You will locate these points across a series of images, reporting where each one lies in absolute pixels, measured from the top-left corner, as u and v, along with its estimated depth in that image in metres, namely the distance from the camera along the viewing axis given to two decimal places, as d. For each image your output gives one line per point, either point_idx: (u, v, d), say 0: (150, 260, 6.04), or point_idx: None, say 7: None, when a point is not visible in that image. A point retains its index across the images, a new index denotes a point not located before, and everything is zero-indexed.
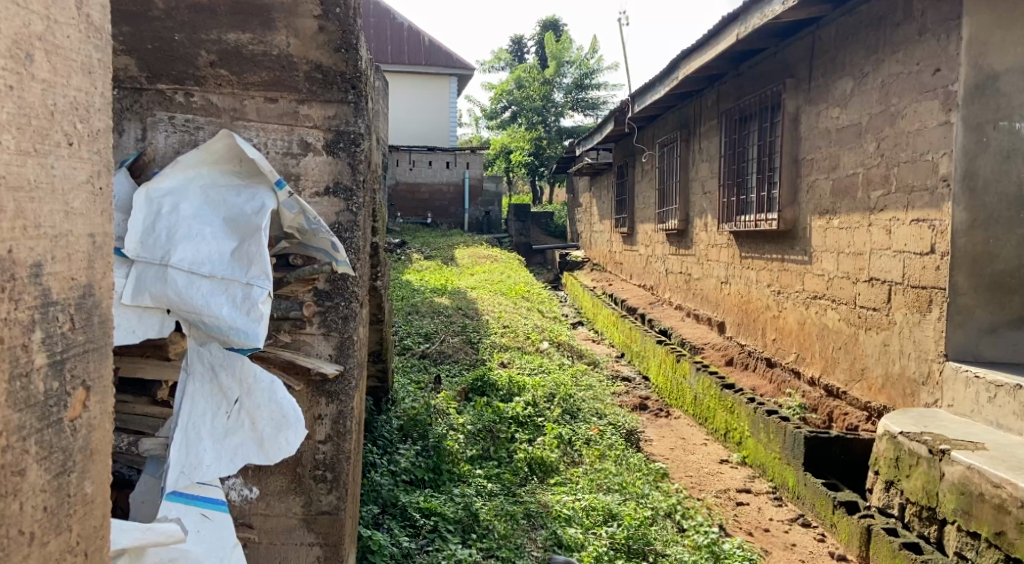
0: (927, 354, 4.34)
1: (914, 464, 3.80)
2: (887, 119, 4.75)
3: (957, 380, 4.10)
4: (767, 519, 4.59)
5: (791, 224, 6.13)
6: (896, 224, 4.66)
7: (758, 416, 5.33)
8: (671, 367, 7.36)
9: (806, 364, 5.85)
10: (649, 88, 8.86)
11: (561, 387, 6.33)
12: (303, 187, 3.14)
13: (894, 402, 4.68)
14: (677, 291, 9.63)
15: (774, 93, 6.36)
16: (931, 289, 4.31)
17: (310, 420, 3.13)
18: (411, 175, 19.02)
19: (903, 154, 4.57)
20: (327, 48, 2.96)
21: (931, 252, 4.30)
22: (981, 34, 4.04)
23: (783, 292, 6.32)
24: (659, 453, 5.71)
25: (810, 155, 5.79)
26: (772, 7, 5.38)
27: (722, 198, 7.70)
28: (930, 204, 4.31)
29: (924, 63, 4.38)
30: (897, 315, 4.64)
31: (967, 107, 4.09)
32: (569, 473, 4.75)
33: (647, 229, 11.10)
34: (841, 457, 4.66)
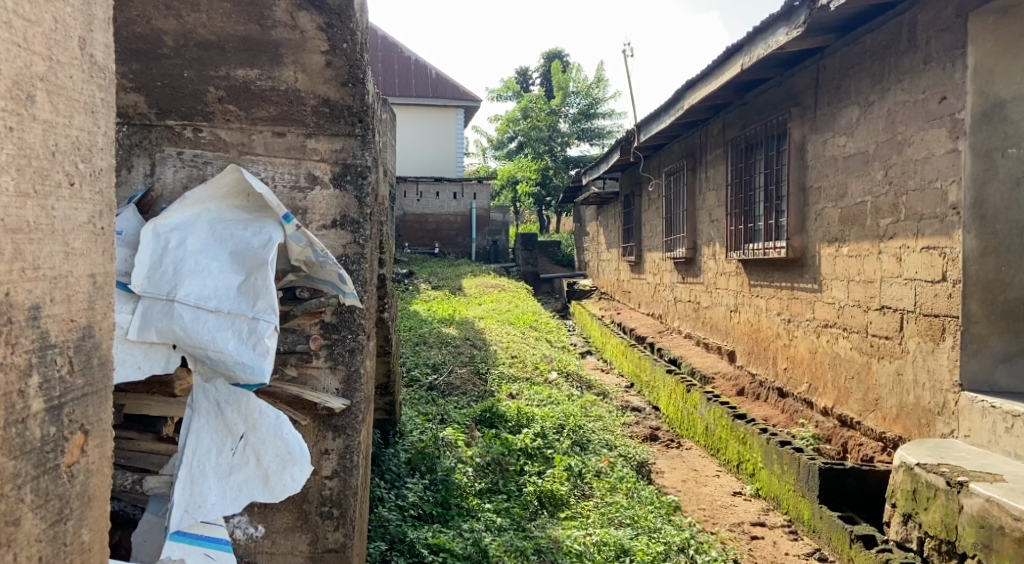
0: (942, 384, 4.28)
1: (932, 497, 3.72)
2: (894, 147, 4.75)
3: (973, 410, 4.04)
4: (782, 553, 4.50)
5: (800, 252, 6.09)
6: (906, 252, 4.62)
7: (771, 447, 5.25)
8: (681, 398, 7.30)
9: (819, 395, 5.78)
10: (654, 117, 8.89)
11: (570, 418, 6.26)
12: (310, 221, 3.13)
13: (909, 433, 4.60)
14: (686, 320, 9.58)
15: (780, 122, 6.38)
16: (944, 318, 4.26)
17: (316, 455, 3.09)
18: (419, 206, 19.10)
19: (911, 182, 4.56)
20: (334, 82, 2.99)
21: (943, 280, 4.26)
22: (986, 62, 4.04)
23: (794, 321, 6.27)
24: (671, 486, 5.62)
25: (817, 183, 5.78)
26: (775, 37, 5.41)
27: (730, 226, 7.68)
28: (940, 231, 4.29)
29: (930, 91, 4.38)
30: (910, 344, 4.59)
31: (975, 134, 4.07)
32: (580, 507, 4.67)
33: (655, 258, 11.07)
34: (857, 489, 4.57)
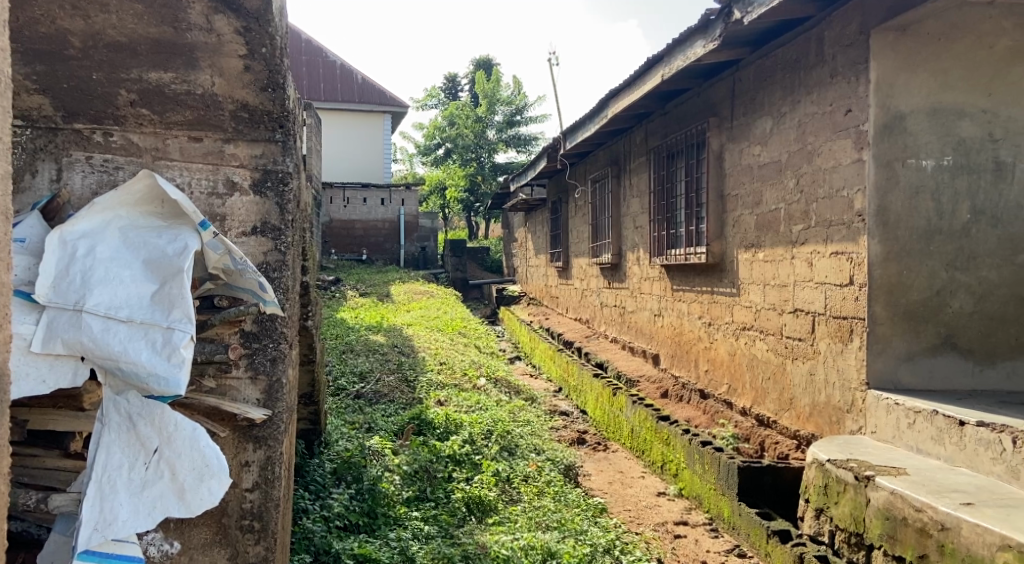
0: (850, 383, 4.49)
1: (841, 491, 3.89)
2: (804, 156, 4.97)
3: (879, 407, 4.25)
4: (704, 550, 4.62)
5: (719, 258, 6.29)
6: (817, 257, 4.83)
7: (693, 447, 5.40)
8: (607, 401, 7.41)
9: (738, 395, 5.99)
10: (579, 125, 9.03)
11: (499, 423, 6.28)
12: (229, 228, 3.06)
13: (821, 430, 4.81)
14: (612, 324, 9.75)
15: (699, 132, 6.58)
16: (852, 319, 4.48)
17: (236, 468, 3.02)
18: (345, 212, 18.83)
19: (821, 191, 4.78)
20: (253, 87, 2.95)
21: (850, 283, 4.48)
22: (887, 76, 4.27)
23: (713, 324, 6.47)
24: (598, 488, 5.72)
25: (734, 191, 5.99)
26: (693, 49, 5.59)
27: (653, 233, 7.86)
28: (846, 238, 4.51)
29: (836, 104, 4.61)
30: (821, 345, 4.80)
31: (877, 145, 4.29)
32: (508, 512, 4.69)
33: (582, 263, 11.23)
34: (773, 486, 4.75)
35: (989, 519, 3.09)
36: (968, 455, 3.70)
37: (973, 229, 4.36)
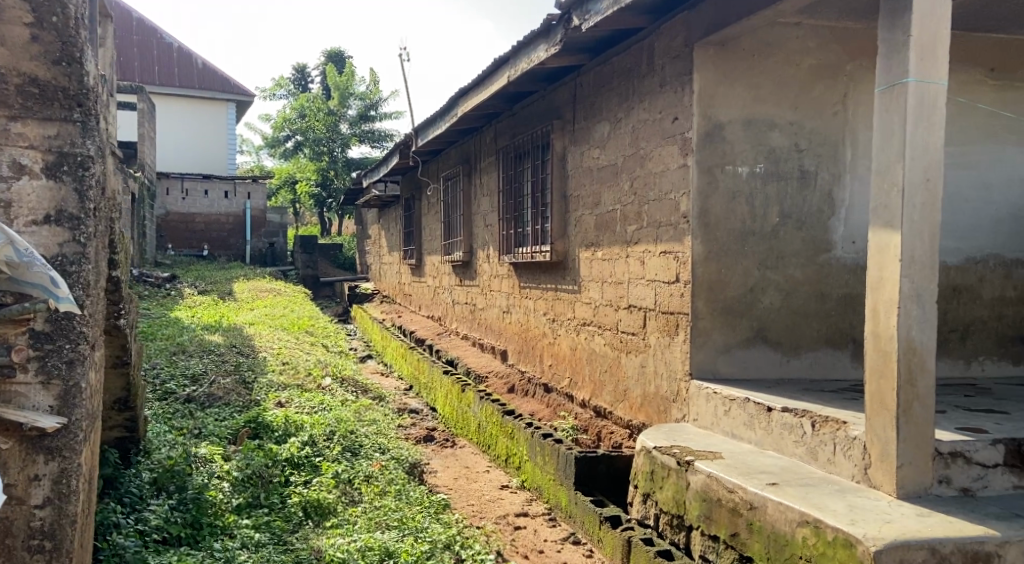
0: (676, 374, 4.77)
1: (665, 476, 4.13)
2: (637, 160, 5.22)
3: (700, 396, 4.54)
4: (541, 540, 4.77)
5: (562, 256, 6.48)
6: (648, 255, 5.10)
7: (534, 440, 5.55)
8: (456, 398, 7.46)
9: (578, 388, 6.21)
10: (430, 123, 9.03)
11: (341, 423, 6.16)
12: (16, 216, 2.80)
13: (651, 419, 5.08)
14: (463, 322, 9.82)
15: (544, 134, 6.76)
16: (678, 315, 4.76)
17: (25, 482, 2.78)
18: (183, 205, 17.67)
19: (652, 193, 5.05)
20: (44, 60, 2.83)
21: (676, 281, 4.76)
22: (708, 88, 4.57)
23: (557, 320, 6.67)
24: (442, 485, 5.75)
25: (576, 192, 6.20)
26: (536, 53, 5.73)
27: (502, 231, 7.99)
28: (673, 238, 4.79)
29: (664, 112, 4.89)
30: (652, 339, 5.07)
31: (699, 152, 4.59)
32: (347, 514, 4.60)
33: (434, 261, 11.24)
34: (607, 473, 4.96)
35: (793, 497, 3.19)
36: (774, 438, 3.94)
37: (782, 232, 4.67)
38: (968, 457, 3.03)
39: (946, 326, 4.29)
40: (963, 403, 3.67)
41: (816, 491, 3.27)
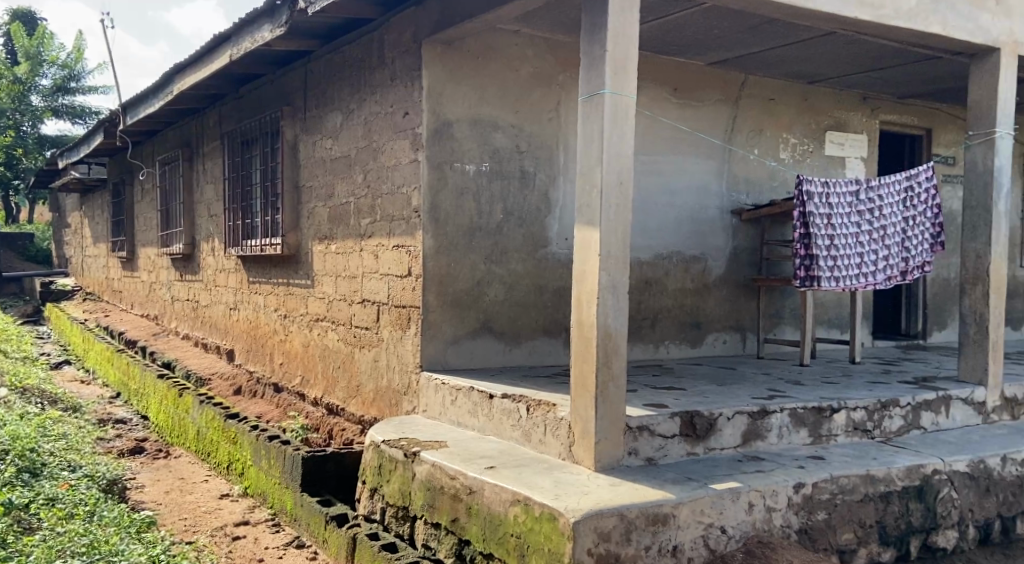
0: (407, 367, 4.81)
1: (393, 469, 4.13)
2: (370, 153, 5.18)
3: (429, 388, 4.61)
4: (263, 548, 4.54)
5: (295, 249, 6.21)
6: (381, 249, 5.07)
7: (259, 443, 5.27)
8: (172, 404, 6.82)
9: (309, 386, 6.03)
10: (141, 100, 8.18)
11: (18, 441, 5.31)
12: None
13: (382, 413, 5.07)
14: (184, 320, 9.06)
15: (273, 120, 6.46)
16: (410, 308, 4.79)
17: None
18: None
19: (384, 186, 5.02)
20: None
21: (408, 275, 4.78)
22: (437, 85, 4.65)
23: (288, 316, 6.40)
24: (151, 500, 5.24)
25: (308, 182, 6.00)
26: (261, 33, 5.41)
27: (229, 222, 7.50)
28: (406, 232, 4.81)
29: (395, 106, 4.89)
30: (384, 333, 5.06)
31: (430, 148, 4.64)
32: (20, 544, 3.91)
33: (150, 254, 10.23)
34: (336, 472, 4.84)
35: (506, 479, 3.34)
36: (495, 423, 4.12)
37: (505, 228, 4.90)
38: (652, 430, 3.39)
39: (640, 314, 4.80)
40: (650, 381, 4.15)
41: (527, 470, 3.50)
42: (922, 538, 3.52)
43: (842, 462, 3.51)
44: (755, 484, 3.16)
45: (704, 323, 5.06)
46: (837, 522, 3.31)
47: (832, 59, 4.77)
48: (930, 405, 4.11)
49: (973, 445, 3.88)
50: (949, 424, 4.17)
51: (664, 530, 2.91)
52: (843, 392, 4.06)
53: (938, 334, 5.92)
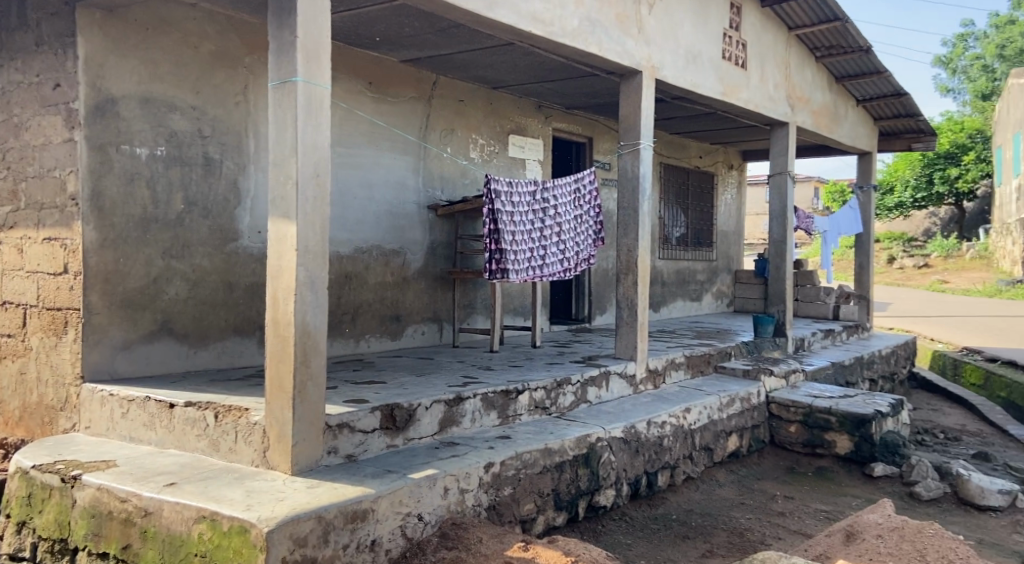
0: (64, 379, 4.04)
1: (45, 499, 3.28)
2: (10, 129, 4.34)
3: (92, 401, 3.93)
4: None
5: None
6: (28, 243, 4.23)
7: None
8: None
9: None
10: None
11: None
12: None
13: (31, 435, 4.27)
14: None
15: None
16: (65, 310, 4.03)
17: None
18: None
19: (30, 168, 4.22)
20: None
21: (64, 272, 4.02)
22: (96, 55, 3.96)
23: None
24: None
25: None
26: None
27: None
28: (59, 222, 4.04)
29: (43, 75, 4.11)
30: (32, 341, 4.21)
31: (89, 126, 3.94)
32: None
33: None
34: None
35: (189, 495, 2.88)
36: (176, 435, 3.56)
37: (188, 219, 4.42)
38: (352, 426, 3.27)
39: (340, 309, 4.72)
40: (351, 376, 4.08)
41: (212, 483, 3.06)
42: (588, 500, 3.68)
43: (525, 439, 3.58)
44: (449, 468, 3.15)
45: (403, 316, 5.12)
46: (520, 495, 3.37)
47: (511, 68, 5.10)
48: (595, 381, 4.38)
49: (627, 413, 4.12)
50: (608, 396, 4.47)
51: (363, 526, 2.79)
52: (526, 373, 4.22)
53: (600, 317, 6.67)
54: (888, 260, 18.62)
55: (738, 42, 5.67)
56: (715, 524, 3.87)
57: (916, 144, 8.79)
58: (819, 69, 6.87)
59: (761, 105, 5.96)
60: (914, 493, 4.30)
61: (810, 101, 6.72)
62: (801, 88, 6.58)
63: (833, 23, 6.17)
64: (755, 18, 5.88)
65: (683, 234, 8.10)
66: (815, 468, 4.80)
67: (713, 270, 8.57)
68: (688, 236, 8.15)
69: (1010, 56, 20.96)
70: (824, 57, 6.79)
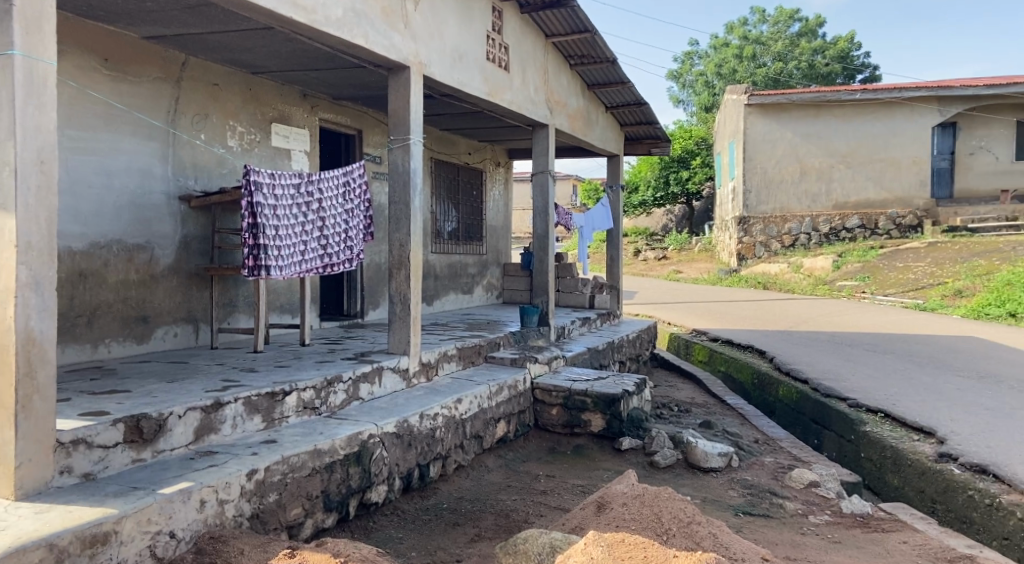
0: None
1: None
2: None
3: None
4: None
5: None
6: None
7: None
8: None
9: None
10: None
11: None
12: None
13: None
14: None
15: None
16: None
17: None
18: None
19: None
20: None
21: None
22: None
23: None
24: None
25: None
26: None
27: None
28: None
29: None
30: None
31: None
32: None
33: None
34: None
35: None
36: None
37: None
38: (89, 442, 2.96)
39: (73, 311, 4.26)
40: (89, 386, 3.68)
41: None
42: (359, 498, 3.63)
43: (292, 441, 3.45)
44: (206, 480, 2.96)
45: (152, 317, 4.71)
46: (286, 500, 3.25)
47: (271, 54, 4.87)
48: (367, 377, 4.31)
49: (400, 408, 4.11)
50: (381, 391, 4.43)
51: (103, 550, 2.53)
52: (294, 374, 4.07)
53: (372, 312, 6.60)
54: (635, 252, 20.41)
55: (501, 45, 5.89)
56: (483, 508, 4.01)
57: (655, 148, 9.73)
58: (574, 76, 7.35)
59: (523, 106, 6.24)
60: (654, 461, 4.78)
61: (565, 106, 7.16)
62: (558, 93, 6.99)
63: (584, 34, 6.63)
64: (515, 23, 6.15)
65: (454, 229, 8.27)
66: (573, 447, 5.14)
67: (483, 263, 8.84)
68: (459, 231, 8.33)
69: (726, 74, 23.90)
70: (577, 65, 7.26)
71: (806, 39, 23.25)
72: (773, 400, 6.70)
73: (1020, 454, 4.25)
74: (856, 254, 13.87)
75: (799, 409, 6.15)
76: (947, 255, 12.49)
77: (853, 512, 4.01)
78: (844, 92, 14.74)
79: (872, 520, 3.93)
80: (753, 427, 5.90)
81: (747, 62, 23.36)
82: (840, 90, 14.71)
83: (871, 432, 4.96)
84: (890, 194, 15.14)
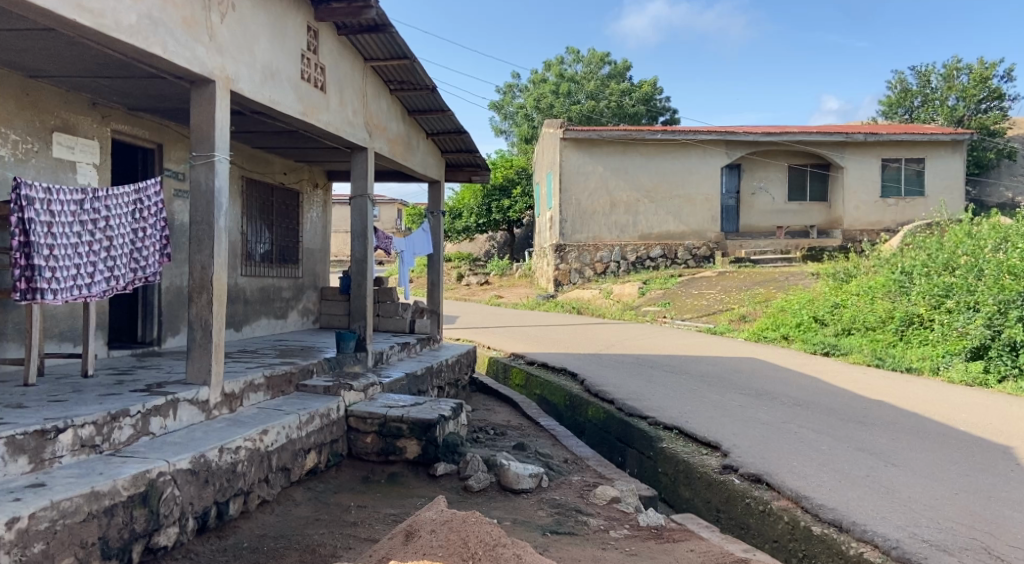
0: None
1: None
2: None
3: None
4: None
5: None
6: None
7: None
8: None
9: None
10: None
11: None
12: None
13: None
14: None
15: None
16: None
17: None
18: None
19: None
20: None
21: None
22: None
23: None
24: None
25: None
26: None
27: None
28: None
29: None
30: None
31: None
32: None
33: None
34: None
35: None
36: None
37: None
38: None
39: None
40: None
41: None
42: (144, 543, 3.35)
43: (64, 484, 3.12)
44: None
45: None
46: (55, 550, 2.93)
47: (52, 57, 4.45)
48: (158, 410, 3.99)
49: (196, 442, 3.84)
50: (177, 425, 4.12)
51: None
52: (71, 409, 3.68)
53: (170, 340, 6.17)
54: (457, 277, 20.77)
55: (316, 65, 5.76)
56: (287, 544, 3.84)
57: (475, 177, 9.90)
58: (394, 101, 7.35)
59: (340, 128, 6.13)
60: (468, 486, 4.80)
61: (385, 130, 7.13)
62: (377, 117, 6.94)
63: (403, 60, 6.65)
64: (331, 44, 6.04)
65: (267, 251, 7.92)
66: (388, 476, 5.06)
67: (298, 287, 8.53)
68: (272, 253, 7.99)
69: (544, 109, 25.02)
70: (397, 90, 7.26)
71: (615, 81, 24.74)
72: (583, 420, 6.98)
73: (789, 464, 4.72)
74: (658, 282, 14.93)
75: (605, 429, 6.46)
76: (733, 284, 13.77)
77: (649, 524, 4.26)
78: (646, 132, 15.91)
79: (665, 531, 4.20)
80: (563, 447, 6.12)
81: (563, 99, 24.60)
82: (644, 130, 15.88)
83: (666, 448, 5.32)
84: (687, 227, 16.50)
